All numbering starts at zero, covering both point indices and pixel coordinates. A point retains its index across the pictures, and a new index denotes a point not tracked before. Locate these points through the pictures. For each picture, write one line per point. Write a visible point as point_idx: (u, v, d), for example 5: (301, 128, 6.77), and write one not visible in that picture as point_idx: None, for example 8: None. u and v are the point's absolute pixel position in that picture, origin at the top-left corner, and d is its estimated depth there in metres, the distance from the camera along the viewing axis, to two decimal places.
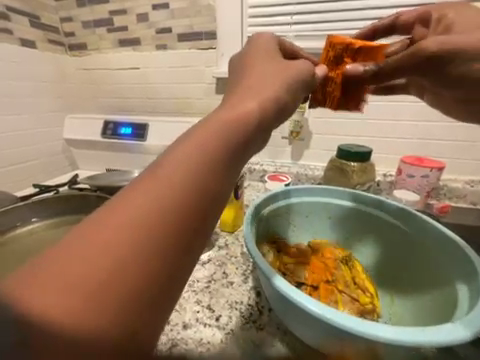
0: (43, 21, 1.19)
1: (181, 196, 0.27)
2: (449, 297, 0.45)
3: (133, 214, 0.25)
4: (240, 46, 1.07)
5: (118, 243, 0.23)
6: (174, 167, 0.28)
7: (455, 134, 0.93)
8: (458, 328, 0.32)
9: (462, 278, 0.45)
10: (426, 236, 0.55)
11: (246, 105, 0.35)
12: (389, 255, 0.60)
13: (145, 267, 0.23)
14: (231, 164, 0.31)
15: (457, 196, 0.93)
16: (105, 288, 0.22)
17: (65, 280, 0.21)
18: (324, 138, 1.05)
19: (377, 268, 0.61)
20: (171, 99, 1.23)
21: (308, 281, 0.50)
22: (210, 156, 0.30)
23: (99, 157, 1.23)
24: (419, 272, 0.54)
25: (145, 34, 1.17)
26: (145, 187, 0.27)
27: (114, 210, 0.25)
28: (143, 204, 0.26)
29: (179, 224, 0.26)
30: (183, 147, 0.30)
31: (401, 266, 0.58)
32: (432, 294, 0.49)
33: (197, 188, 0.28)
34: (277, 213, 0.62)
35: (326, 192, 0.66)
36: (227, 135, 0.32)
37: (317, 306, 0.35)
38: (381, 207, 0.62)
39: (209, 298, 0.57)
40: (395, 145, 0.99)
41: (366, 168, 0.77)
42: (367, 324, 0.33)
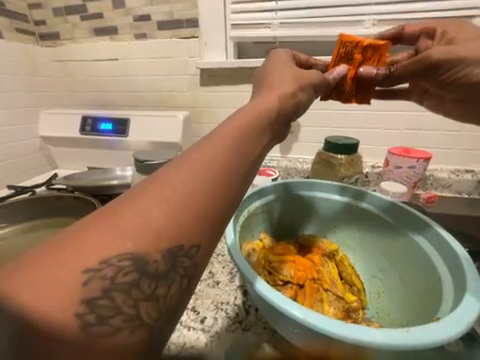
0: (8, 7, 1.09)
1: (222, 169, 0.30)
2: (434, 289, 0.45)
3: (183, 179, 0.28)
4: (224, 36, 1.02)
5: (172, 203, 0.27)
6: (217, 143, 0.31)
7: (441, 124, 0.92)
8: (443, 326, 0.32)
9: (447, 271, 0.44)
10: (413, 229, 0.54)
11: (269, 109, 0.37)
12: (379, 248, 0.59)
13: (192, 226, 0.27)
14: (261, 149, 0.35)
15: (443, 185, 0.94)
16: (161, 237, 0.26)
17: (130, 227, 0.25)
18: (313, 130, 1.03)
19: (367, 262, 0.60)
20: (154, 93, 1.17)
21: (293, 280, 0.48)
22: (245, 138, 0.33)
23: (79, 155, 1.17)
24: (404, 266, 0.54)
25: (122, 22, 1.10)
26: (192, 157, 0.30)
27: (166, 174, 0.29)
28: (191, 173, 0.29)
29: (220, 194, 0.29)
30: (223, 127, 0.33)
31: (389, 261, 0.57)
32: (419, 288, 0.49)
33: (235, 165, 0.31)
34: (265, 209, 0.61)
35: (314, 187, 0.65)
36: (248, 137, 0.33)
37: (299, 310, 0.34)
38: (370, 199, 0.61)
39: (194, 299, 0.55)
40: (383, 136, 0.98)
41: (354, 160, 0.75)
42: (350, 327, 0.32)
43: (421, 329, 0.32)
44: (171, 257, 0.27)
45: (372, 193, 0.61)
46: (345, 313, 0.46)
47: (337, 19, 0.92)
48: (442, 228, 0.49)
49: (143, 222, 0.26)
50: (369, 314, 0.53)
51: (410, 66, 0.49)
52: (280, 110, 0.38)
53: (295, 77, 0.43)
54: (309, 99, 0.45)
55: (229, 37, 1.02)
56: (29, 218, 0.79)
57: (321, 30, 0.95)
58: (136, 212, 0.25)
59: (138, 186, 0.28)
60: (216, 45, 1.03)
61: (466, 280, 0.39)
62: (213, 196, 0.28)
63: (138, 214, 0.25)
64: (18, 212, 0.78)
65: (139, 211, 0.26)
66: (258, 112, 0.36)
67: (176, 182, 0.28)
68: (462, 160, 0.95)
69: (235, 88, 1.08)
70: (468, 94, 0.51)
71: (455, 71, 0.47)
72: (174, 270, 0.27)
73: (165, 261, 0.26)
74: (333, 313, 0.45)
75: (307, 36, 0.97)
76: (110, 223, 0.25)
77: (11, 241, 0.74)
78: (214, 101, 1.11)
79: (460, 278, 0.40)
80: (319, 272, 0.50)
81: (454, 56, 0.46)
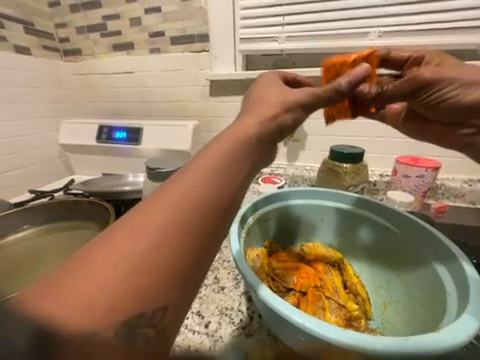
0: (37, 27, 1.20)
1: (192, 213, 0.29)
2: (438, 306, 0.44)
3: (146, 231, 0.27)
4: (233, 49, 1.07)
5: (131, 263, 0.25)
6: (189, 186, 0.30)
7: None
8: (441, 335, 0.32)
9: (454, 285, 0.43)
10: (422, 245, 0.52)
11: (253, 134, 0.38)
12: (388, 267, 0.58)
13: (156, 286, 0.25)
14: (238, 189, 0.33)
15: (455, 195, 0.92)
16: (119, 305, 0.24)
17: (84, 294, 0.23)
18: (320, 139, 1.04)
19: (377, 280, 0.58)
20: (166, 103, 1.23)
21: (296, 287, 0.49)
22: (217, 178, 0.32)
23: (95, 161, 1.23)
24: (415, 286, 0.52)
25: (138, 38, 1.17)
26: (160, 204, 0.29)
27: (127, 227, 0.27)
28: (157, 221, 0.28)
29: (189, 243, 0.28)
30: (194, 165, 0.33)
31: (396, 277, 0.56)
32: (424, 300, 0.48)
33: (206, 211, 0.30)
34: (272, 216, 0.62)
35: (324, 195, 0.66)
36: (228, 167, 0.33)
37: (298, 316, 0.35)
38: (382, 212, 0.60)
39: (199, 304, 0.56)
40: (391, 145, 0.98)
41: (359, 169, 0.75)
42: (350, 333, 0.32)
43: (418, 336, 0.32)
44: (130, 329, 0.25)
45: (385, 204, 0.60)
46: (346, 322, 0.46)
47: (343, 33, 0.95)
48: (466, 261, 0.44)
49: (98, 288, 0.23)
50: (374, 325, 0.52)
51: (402, 85, 0.51)
52: (255, 138, 0.38)
53: (280, 100, 0.44)
54: (295, 120, 0.45)
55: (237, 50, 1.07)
56: (48, 220, 0.84)
57: (328, 43, 0.98)
58: (91, 276, 0.24)
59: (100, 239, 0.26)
60: (225, 58, 1.09)
61: (468, 293, 0.38)
62: (179, 249, 0.27)
63: (93, 278, 0.24)
64: (37, 215, 0.83)
65: (95, 274, 0.24)
66: (234, 146, 0.35)
67: (137, 237, 0.26)
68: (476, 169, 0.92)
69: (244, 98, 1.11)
70: (457, 117, 0.52)
71: (445, 90, 0.48)
72: (133, 346, 0.25)
73: (122, 335, 0.24)
74: (335, 321, 0.44)
75: (314, 48, 0.99)
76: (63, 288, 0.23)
77: (29, 242, 0.78)
78: (223, 110, 1.16)
79: (464, 290, 0.40)
80: (322, 280, 0.51)
81: (444, 78, 0.48)
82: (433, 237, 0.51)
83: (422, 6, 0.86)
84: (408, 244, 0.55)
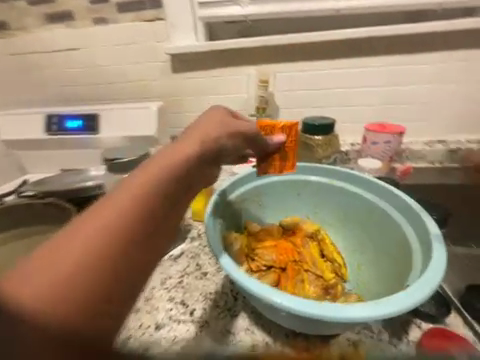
0: None
1: (134, 217, 0.31)
2: (404, 267, 0.49)
3: (90, 233, 0.29)
4: (191, 16, 0.96)
5: (73, 267, 0.27)
6: (127, 195, 0.32)
7: (414, 96, 0.94)
8: (400, 297, 0.36)
9: (422, 252, 0.46)
10: (390, 211, 0.55)
11: (190, 148, 0.41)
12: (361, 234, 0.60)
13: (97, 285, 0.27)
14: (175, 198, 0.36)
15: (418, 157, 0.95)
16: (52, 311, 0.25)
17: (31, 290, 0.25)
18: (292, 112, 1.01)
19: (351, 249, 0.61)
20: (123, 83, 1.08)
21: (276, 264, 0.50)
22: (162, 189, 0.35)
23: (51, 158, 1.09)
24: (384, 249, 0.55)
25: (77, 5, 1.00)
26: (101, 210, 0.30)
27: (77, 229, 0.29)
28: (101, 223, 0.30)
29: (130, 247, 0.30)
30: (145, 173, 0.35)
31: (367, 243, 0.59)
32: (395, 262, 0.52)
33: (145, 217, 0.32)
34: (246, 197, 0.61)
35: (298, 169, 0.65)
36: (169, 178, 0.36)
37: (282, 298, 0.36)
38: (356, 182, 0.61)
39: (182, 292, 0.56)
40: (362, 113, 0.98)
41: (331, 141, 0.75)
42: (331, 308, 0.35)
43: (388, 299, 0.36)
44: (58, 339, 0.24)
45: (357, 173, 0.61)
46: (324, 290, 0.49)
47: None
48: (441, 239, 0.44)
49: (42, 285, 0.25)
50: (349, 287, 0.57)
51: None
52: (194, 152, 0.41)
53: (221, 122, 0.47)
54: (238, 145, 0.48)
55: (196, 17, 0.95)
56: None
57: (294, 7, 0.91)
58: (37, 274, 0.26)
59: (44, 246, 0.28)
60: (185, 28, 0.97)
61: (432, 253, 0.43)
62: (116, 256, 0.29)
63: (37, 281, 0.26)
64: None
65: (39, 278, 0.26)
66: (171, 157, 0.38)
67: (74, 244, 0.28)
68: (437, 130, 0.96)
69: (210, 73, 1.01)
70: None
71: None
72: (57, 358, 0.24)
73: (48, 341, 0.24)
74: (313, 291, 0.48)
75: (280, 12, 0.92)
76: (4, 291, 0.25)
77: None
78: (188, 88, 1.04)
79: (429, 251, 0.44)
80: (300, 254, 0.52)
81: None
82: (402, 202, 0.54)
83: None
84: (378, 212, 0.57)
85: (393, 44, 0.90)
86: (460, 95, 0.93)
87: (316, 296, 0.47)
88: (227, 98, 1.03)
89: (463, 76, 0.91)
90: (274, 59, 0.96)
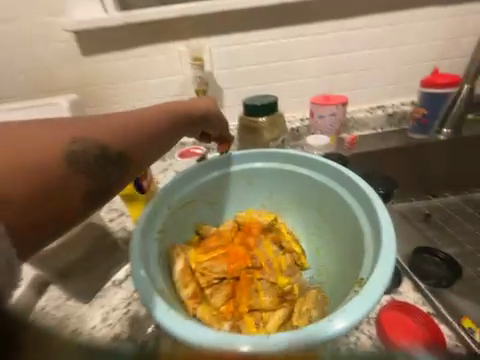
0: None
1: (89, 152, 0.39)
2: (358, 245, 0.48)
3: (52, 145, 0.36)
4: None
5: (29, 164, 0.33)
6: (63, 138, 0.37)
7: (353, 64, 0.93)
8: (348, 309, 0.36)
9: (373, 238, 0.45)
10: (341, 194, 0.52)
11: (161, 118, 0.47)
12: (316, 218, 0.57)
13: (40, 189, 0.34)
14: (128, 154, 0.43)
15: (361, 125, 0.98)
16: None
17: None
18: (237, 91, 0.91)
19: (309, 233, 0.58)
20: (18, 74, 0.83)
21: (228, 275, 0.46)
22: (120, 140, 0.42)
23: None
24: (339, 231, 0.53)
25: None
26: (64, 134, 0.38)
27: (40, 137, 0.36)
28: (61, 142, 0.37)
29: (77, 175, 0.38)
30: (109, 122, 0.42)
31: (325, 226, 0.56)
32: (348, 244, 0.51)
33: (91, 163, 0.39)
34: (188, 200, 0.54)
35: (245, 158, 0.58)
36: (132, 135, 0.43)
37: (241, 339, 0.33)
38: (306, 164, 0.56)
39: (129, 326, 0.49)
40: (308, 87, 0.93)
41: (276, 121, 0.69)
42: (279, 338, 0.34)
43: (348, 310, 0.36)
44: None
45: (306, 155, 0.56)
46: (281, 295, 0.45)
47: None
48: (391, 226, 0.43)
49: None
50: (309, 275, 0.55)
51: None
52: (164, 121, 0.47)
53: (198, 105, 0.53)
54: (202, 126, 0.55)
55: None
56: None
57: None
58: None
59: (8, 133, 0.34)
60: None
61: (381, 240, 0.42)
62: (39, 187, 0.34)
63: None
64: None
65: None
66: (142, 120, 0.45)
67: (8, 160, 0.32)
68: (377, 97, 0.98)
69: (132, 53, 0.83)
70: None
71: None
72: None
73: None
74: (270, 301, 0.44)
75: None
76: None
77: None
78: (108, 74, 0.85)
79: (377, 238, 0.44)
80: (253, 258, 0.48)
81: None
82: (351, 183, 0.51)
83: None
84: (330, 194, 0.54)
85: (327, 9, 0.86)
86: (394, 59, 0.94)
87: (273, 306, 0.43)
88: (159, 82, 0.87)
89: (393, 39, 0.91)
90: (206, 31, 0.84)
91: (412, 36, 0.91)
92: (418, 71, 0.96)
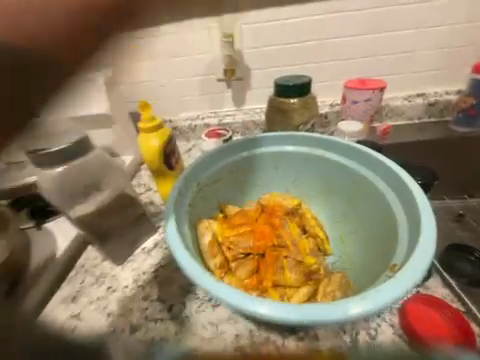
0: None
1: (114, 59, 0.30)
2: (389, 232, 0.47)
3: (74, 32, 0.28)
4: None
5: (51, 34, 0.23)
6: None
7: (395, 45, 0.85)
8: (380, 293, 0.35)
9: (408, 226, 0.43)
10: (375, 180, 0.50)
11: None
12: (342, 205, 0.56)
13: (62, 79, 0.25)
14: None
15: (397, 114, 0.91)
16: None
17: None
18: (266, 73, 0.88)
19: (333, 219, 0.58)
20: None
21: (254, 251, 0.47)
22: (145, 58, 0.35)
23: None
24: (367, 219, 0.52)
25: None
26: None
27: None
28: None
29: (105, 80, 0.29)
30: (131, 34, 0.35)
31: (352, 214, 0.55)
32: (377, 231, 0.50)
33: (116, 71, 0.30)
34: (216, 178, 0.55)
35: (272, 141, 0.58)
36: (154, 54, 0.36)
37: (265, 306, 0.35)
38: (336, 149, 0.55)
39: (158, 289, 0.52)
40: (342, 69, 0.88)
41: (308, 104, 0.66)
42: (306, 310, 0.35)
43: (377, 292, 0.35)
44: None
45: (337, 140, 0.55)
46: (307, 275, 0.46)
47: None
48: (432, 215, 0.41)
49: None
50: (332, 260, 0.55)
51: None
52: None
53: None
54: None
55: None
56: None
57: None
58: None
59: None
60: None
61: (419, 228, 0.40)
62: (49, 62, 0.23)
63: None
64: None
65: None
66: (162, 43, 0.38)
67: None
68: (418, 83, 0.89)
69: (163, 29, 0.83)
70: None
71: None
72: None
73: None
74: (296, 278, 0.44)
75: None
76: None
77: None
78: (140, 51, 0.85)
79: (416, 226, 0.42)
80: (279, 237, 0.49)
81: None
82: (387, 170, 0.49)
83: None
84: (361, 180, 0.52)
85: None
86: (442, 40, 0.84)
87: (298, 284, 0.44)
88: (187, 61, 0.86)
89: (444, 16, 0.81)
90: (238, 7, 0.80)
91: (466, 12, 0.81)
92: (468, 53, 0.86)
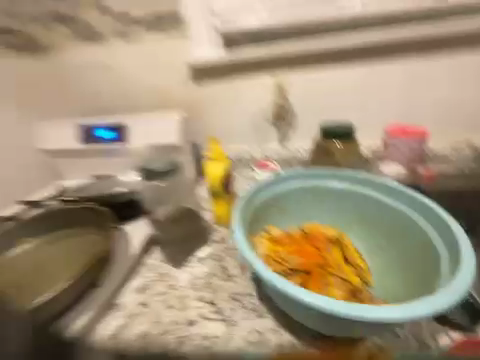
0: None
1: None
2: (432, 264, 0.53)
3: None
4: (211, 32, 0.98)
5: None
6: None
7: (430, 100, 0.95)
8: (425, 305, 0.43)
9: (451, 261, 0.50)
10: (417, 218, 0.58)
11: None
12: (382, 239, 0.62)
13: None
14: None
15: (442, 160, 0.94)
16: None
17: None
18: (310, 119, 1.03)
19: (372, 252, 0.62)
20: (145, 92, 1.08)
21: (302, 268, 0.54)
22: None
23: (82, 165, 1.08)
24: (408, 252, 0.58)
25: (104, 24, 1.01)
26: None
27: None
28: None
29: None
30: None
31: (391, 248, 0.60)
32: (419, 264, 0.56)
33: None
34: (268, 203, 0.64)
35: (317, 176, 0.66)
36: None
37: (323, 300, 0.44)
38: (378, 188, 0.63)
39: (211, 293, 0.61)
40: (381, 118, 0.98)
41: (351, 146, 0.76)
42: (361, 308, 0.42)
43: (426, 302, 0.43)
44: None
45: (382, 180, 0.62)
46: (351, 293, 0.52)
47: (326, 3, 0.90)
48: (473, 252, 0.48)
49: None
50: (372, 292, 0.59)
51: None
52: None
53: None
54: None
55: (215, 40, 0.99)
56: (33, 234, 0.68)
57: (310, 14, 0.92)
58: None
59: None
60: (204, 40, 0.99)
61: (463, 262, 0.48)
62: None
63: None
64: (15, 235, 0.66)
65: None
66: None
67: None
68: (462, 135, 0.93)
69: (229, 83, 1.03)
70: None
71: None
72: None
73: None
74: (342, 294, 0.51)
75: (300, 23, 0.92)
76: None
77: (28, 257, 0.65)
78: (209, 97, 1.06)
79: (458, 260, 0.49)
80: (327, 259, 0.56)
81: None
82: (428, 210, 0.57)
83: None
84: (403, 217, 0.59)
85: (407, 50, 0.92)
86: None
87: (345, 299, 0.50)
88: (247, 107, 1.05)
89: (477, 79, 0.93)
90: (291, 68, 0.99)
91: None
92: None
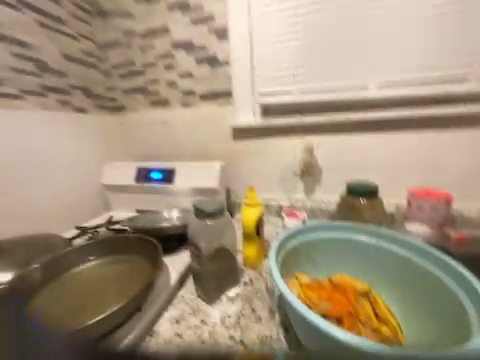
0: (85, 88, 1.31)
1: None
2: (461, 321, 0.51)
3: None
4: (253, 102, 1.22)
5: None
6: None
7: (450, 166, 1.04)
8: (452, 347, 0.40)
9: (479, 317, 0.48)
10: (444, 275, 0.58)
11: None
12: (412, 296, 0.63)
13: None
14: None
15: (468, 223, 0.98)
16: None
17: None
18: (334, 175, 1.15)
19: (403, 309, 0.63)
20: (195, 145, 1.34)
21: (330, 314, 0.56)
22: None
23: (135, 199, 1.30)
24: (439, 310, 0.57)
25: (172, 95, 1.34)
26: None
27: None
28: None
29: None
30: None
31: (422, 306, 0.60)
32: (450, 323, 0.53)
33: None
34: (298, 249, 0.71)
35: (344, 229, 0.74)
36: None
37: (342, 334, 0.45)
38: (402, 245, 0.67)
39: (239, 332, 0.63)
40: (402, 180, 1.08)
41: (375, 204, 0.84)
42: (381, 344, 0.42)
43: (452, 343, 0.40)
44: None
45: (405, 237, 0.66)
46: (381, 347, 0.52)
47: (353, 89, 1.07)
48: None
49: None
50: None
51: None
52: None
53: None
54: None
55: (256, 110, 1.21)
56: (96, 255, 0.85)
57: (340, 94, 1.08)
58: None
59: None
60: (248, 109, 1.22)
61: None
62: None
63: None
64: (81, 254, 0.83)
65: None
66: None
67: None
68: None
69: (265, 142, 1.23)
70: None
71: None
72: None
73: None
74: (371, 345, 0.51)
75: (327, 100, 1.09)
76: None
77: (90, 275, 0.78)
78: (247, 152, 1.26)
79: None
80: (355, 308, 0.58)
81: None
82: (453, 268, 0.57)
83: (416, 66, 0.99)
84: (429, 274, 0.60)
85: (424, 124, 1.04)
86: None
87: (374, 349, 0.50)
88: (279, 162, 1.22)
89: None
90: (318, 133, 1.15)
91: None
92: None
